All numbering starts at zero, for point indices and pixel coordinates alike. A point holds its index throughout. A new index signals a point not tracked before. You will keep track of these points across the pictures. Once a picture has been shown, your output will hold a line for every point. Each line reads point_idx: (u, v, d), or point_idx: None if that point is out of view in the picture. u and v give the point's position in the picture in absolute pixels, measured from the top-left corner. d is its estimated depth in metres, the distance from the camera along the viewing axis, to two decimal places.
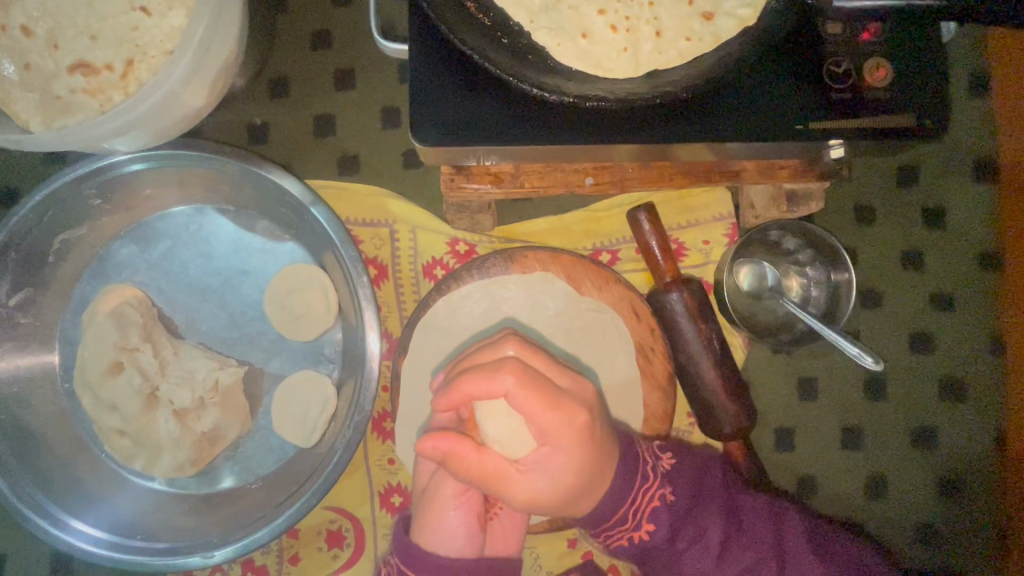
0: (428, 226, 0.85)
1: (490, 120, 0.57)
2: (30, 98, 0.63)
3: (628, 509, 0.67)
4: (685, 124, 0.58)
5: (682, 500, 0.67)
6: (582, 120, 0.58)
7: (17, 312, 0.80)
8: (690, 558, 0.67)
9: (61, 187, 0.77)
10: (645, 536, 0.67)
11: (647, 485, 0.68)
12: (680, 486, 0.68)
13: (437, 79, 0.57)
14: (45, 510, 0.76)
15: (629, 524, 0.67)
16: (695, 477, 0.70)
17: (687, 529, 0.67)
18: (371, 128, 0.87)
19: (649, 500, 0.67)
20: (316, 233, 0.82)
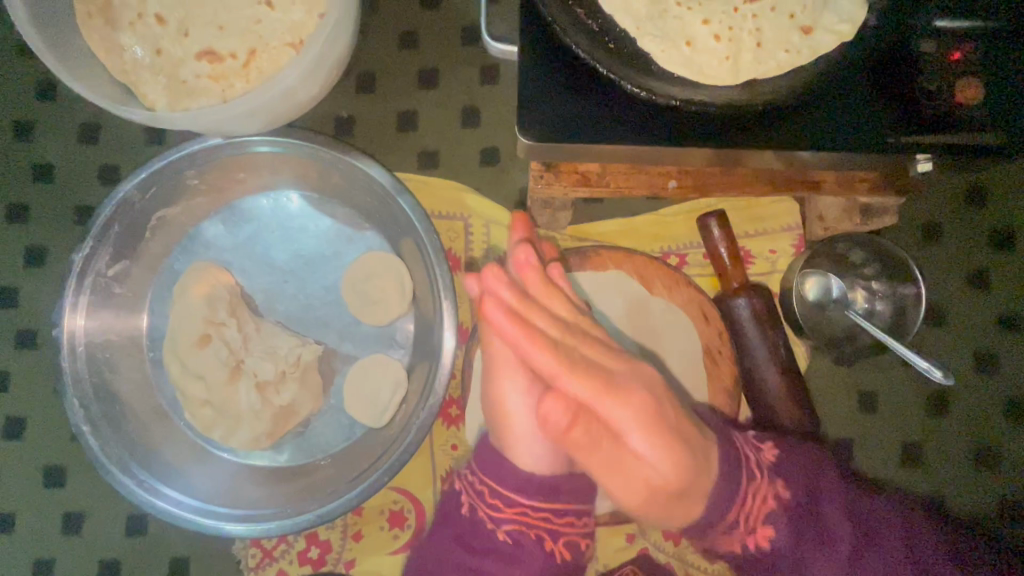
0: (502, 221, 0.89)
1: (593, 119, 0.60)
2: (159, 80, 0.68)
3: (735, 513, 0.66)
4: (780, 132, 0.61)
5: (795, 495, 0.67)
6: (679, 123, 0.61)
7: (113, 283, 0.85)
8: (813, 565, 0.65)
9: (165, 166, 0.82)
10: (763, 541, 0.66)
11: (756, 497, 0.66)
12: (794, 482, 0.67)
13: (544, 79, 0.61)
14: (131, 470, 0.80)
15: (738, 530, 0.67)
16: (807, 479, 0.68)
17: (807, 530, 0.66)
18: (452, 125, 0.91)
19: (761, 504, 0.66)
20: (399, 220, 0.86)
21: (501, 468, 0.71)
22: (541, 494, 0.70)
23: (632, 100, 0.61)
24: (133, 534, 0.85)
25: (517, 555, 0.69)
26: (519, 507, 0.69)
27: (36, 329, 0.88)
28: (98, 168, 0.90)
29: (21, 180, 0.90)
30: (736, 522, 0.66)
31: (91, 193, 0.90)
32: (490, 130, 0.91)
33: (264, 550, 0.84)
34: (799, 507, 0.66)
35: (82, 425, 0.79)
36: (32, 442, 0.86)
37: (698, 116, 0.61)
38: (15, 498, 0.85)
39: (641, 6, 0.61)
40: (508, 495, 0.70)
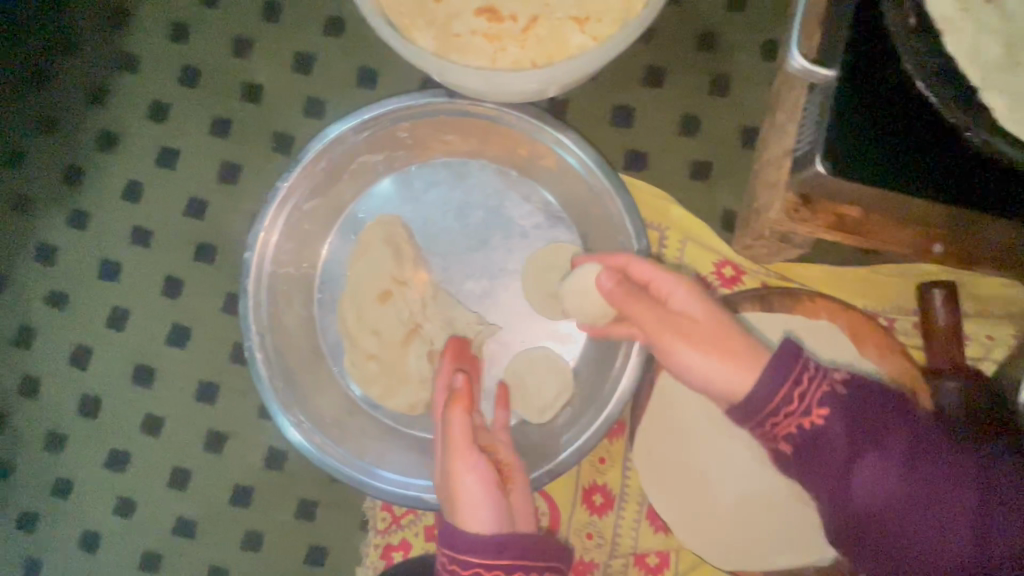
0: (701, 240, 0.84)
1: (897, 158, 0.56)
2: (431, 29, 0.65)
3: (842, 429, 0.54)
4: None
5: (832, 428, 0.54)
6: (980, 182, 0.56)
7: (304, 218, 0.84)
8: (860, 468, 0.54)
9: (386, 113, 0.80)
10: (816, 423, 0.55)
11: (815, 393, 0.55)
12: (838, 412, 0.55)
13: (858, 102, 0.56)
14: (290, 408, 0.79)
15: (797, 407, 0.55)
16: (860, 414, 0.55)
17: (862, 438, 0.54)
18: (668, 129, 0.86)
19: (819, 388, 0.55)
20: (600, 216, 0.83)
21: (456, 540, 0.66)
22: (503, 552, 0.64)
23: (935, 148, 0.56)
24: (271, 467, 0.85)
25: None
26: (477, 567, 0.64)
27: (216, 246, 0.88)
28: (303, 99, 0.89)
29: (229, 96, 0.89)
30: (793, 398, 0.55)
31: (292, 123, 0.89)
32: (705, 144, 0.86)
33: (393, 515, 0.83)
34: (855, 437, 0.54)
35: (255, 351, 0.79)
36: (194, 355, 0.87)
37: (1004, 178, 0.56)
38: (167, 405, 0.86)
39: (994, 55, 0.53)
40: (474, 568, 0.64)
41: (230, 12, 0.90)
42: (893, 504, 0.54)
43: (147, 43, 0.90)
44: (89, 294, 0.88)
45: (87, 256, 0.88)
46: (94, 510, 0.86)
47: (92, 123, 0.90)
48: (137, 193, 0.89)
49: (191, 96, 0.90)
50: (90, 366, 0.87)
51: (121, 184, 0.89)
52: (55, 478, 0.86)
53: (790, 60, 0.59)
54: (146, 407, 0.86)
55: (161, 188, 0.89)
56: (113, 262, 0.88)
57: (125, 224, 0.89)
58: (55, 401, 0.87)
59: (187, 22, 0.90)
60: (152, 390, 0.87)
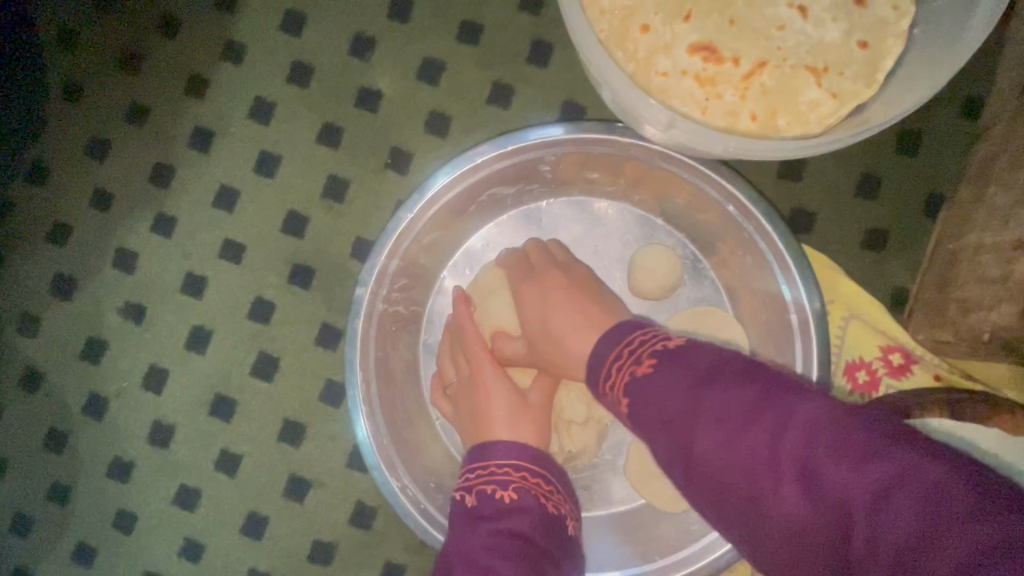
0: (872, 320, 0.73)
1: None
2: (633, 62, 0.53)
3: (736, 440, 0.47)
4: None
5: (745, 441, 0.47)
6: None
7: (423, 251, 0.74)
8: (763, 487, 0.45)
9: (533, 145, 0.69)
10: (722, 438, 0.48)
11: (796, 430, 0.45)
12: (749, 422, 0.47)
13: None
14: (394, 469, 0.70)
15: (774, 473, 0.45)
16: (742, 410, 0.48)
17: (735, 442, 0.47)
18: (842, 187, 0.75)
19: (714, 402, 0.49)
20: (758, 282, 0.73)
21: (486, 449, 0.64)
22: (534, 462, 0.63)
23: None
24: (357, 524, 0.76)
25: (519, 512, 0.58)
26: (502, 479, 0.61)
27: (314, 269, 0.78)
28: (427, 112, 0.78)
29: (343, 101, 0.79)
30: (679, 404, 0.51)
31: (412, 138, 0.78)
32: (883, 208, 0.75)
33: None
34: (722, 419, 0.48)
35: (360, 404, 0.69)
36: (280, 389, 0.77)
37: None
38: (246, 442, 0.77)
39: None
40: (507, 467, 0.62)
41: (353, 4, 0.79)
42: (815, 538, 0.43)
43: (255, 30, 0.80)
44: (169, 308, 0.79)
45: (170, 266, 0.79)
46: (158, 549, 0.77)
47: (187, 117, 0.80)
48: (230, 199, 0.79)
49: (299, 96, 0.79)
50: (165, 390, 0.78)
51: (213, 188, 0.79)
52: (119, 509, 0.78)
53: None
54: (223, 442, 0.78)
55: (257, 196, 0.79)
56: (198, 276, 0.79)
57: (214, 234, 0.79)
58: (123, 424, 0.78)
59: (302, 11, 0.79)
60: (231, 423, 0.78)
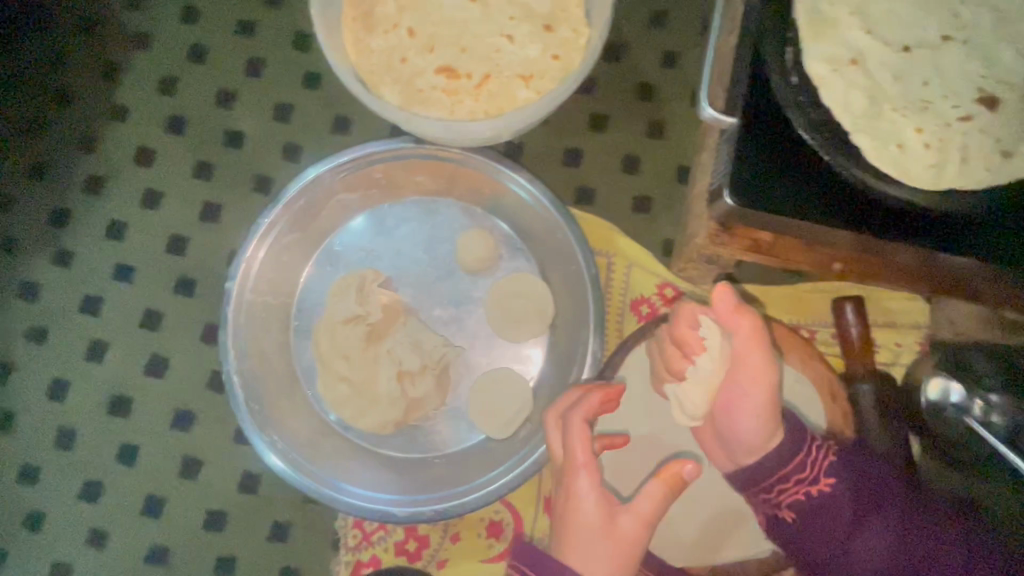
0: (645, 265, 0.94)
1: (792, 189, 0.66)
2: (398, 84, 0.74)
3: (808, 473, 0.68)
4: (957, 249, 0.65)
5: (836, 492, 0.68)
6: (865, 210, 0.66)
7: (284, 250, 0.91)
8: (867, 527, 0.67)
9: (359, 157, 0.89)
10: (823, 489, 0.68)
11: (819, 453, 0.69)
12: (839, 480, 0.68)
13: (755, 144, 0.67)
14: (266, 430, 0.85)
15: (806, 478, 0.68)
16: (863, 479, 0.69)
17: (864, 499, 0.68)
18: (612, 168, 0.97)
19: (826, 458, 0.69)
20: (552, 247, 0.92)
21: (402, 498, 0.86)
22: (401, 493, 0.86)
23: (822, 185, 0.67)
24: (245, 491, 0.88)
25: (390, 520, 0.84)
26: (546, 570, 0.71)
27: (196, 279, 0.93)
28: (283, 144, 0.97)
29: (214, 143, 0.97)
30: (801, 467, 0.68)
31: (272, 165, 0.97)
32: (646, 180, 0.97)
33: (364, 532, 0.87)
34: (782, 456, 0.69)
35: (233, 377, 0.84)
36: (170, 383, 0.91)
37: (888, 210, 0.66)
38: (144, 434, 0.89)
39: (860, 106, 0.65)
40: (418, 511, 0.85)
41: (216, 67, 0.99)
42: (883, 564, 0.66)
43: (136, 95, 0.98)
44: (70, 328, 0.92)
45: (69, 292, 0.93)
46: (67, 541, 0.87)
47: (80, 168, 0.96)
48: (121, 231, 0.95)
49: (177, 142, 0.97)
50: (67, 398, 0.90)
51: (106, 224, 0.95)
52: (27, 510, 0.87)
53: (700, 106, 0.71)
54: (122, 437, 0.89)
55: (144, 227, 0.95)
56: (95, 298, 0.93)
57: (108, 261, 0.94)
58: (30, 434, 0.89)
59: (175, 77, 0.98)
60: (129, 419, 0.90)
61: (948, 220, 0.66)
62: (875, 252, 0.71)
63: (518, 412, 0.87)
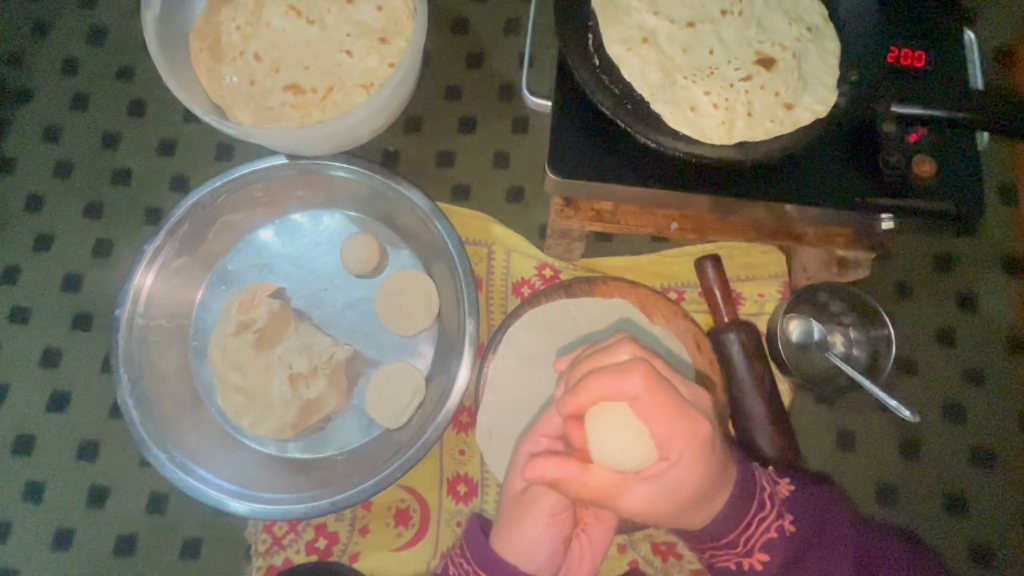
0: (522, 249, 1.00)
1: (605, 159, 0.72)
2: (249, 104, 0.80)
3: (738, 534, 0.70)
4: (759, 192, 0.72)
5: (773, 561, 0.70)
6: (674, 169, 0.72)
7: (175, 274, 0.95)
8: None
9: (237, 179, 0.94)
10: (758, 562, 0.70)
11: (758, 524, 0.70)
12: (777, 552, 0.69)
13: (570, 123, 0.73)
14: (165, 446, 0.87)
15: (740, 550, 0.70)
16: (810, 539, 0.70)
17: (809, 562, 0.69)
18: (484, 164, 1.04)
19: (765, 531, 0.70)
20: (432, 242, 0.98)
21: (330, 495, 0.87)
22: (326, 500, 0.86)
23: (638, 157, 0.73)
24: (153, 513, 0.90)
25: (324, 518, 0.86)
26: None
27: (93, 312, 0.97)
28: (169, 176, 1.02)
29: (102, 183, 1.02)
30: (737, 542, 0.70)
31: (161, 197, 1.02)
32: (516, 172, 1.04)
33: (274, 537, 0.89)
34: (726, 520, 0.69)
35: (127, 399, 0.87)
36: (72, 416, 0.93)
37: (694, 166, 0.73)
38: (47, 470, 0.91)
39: (655, 78, 0.74)
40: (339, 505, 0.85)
41: (99, 112, 1.04)
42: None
43: (23, 146, 1.02)
44: None
45: None
46: None
47: None
48: (14, 276, 0.98)
49: (66, 186, 1.01)
50: None
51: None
52: None
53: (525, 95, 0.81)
54: (25, 476, 0.90)
55: (38, 270, 0.98)
56: None
57: (3, 306, 0.96)
58: None
59: (59, 125, 1.03)
60: (32, 457, 0.91)
61: (749, 170, 0.73)
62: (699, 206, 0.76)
63: (411, 399, 0.91)
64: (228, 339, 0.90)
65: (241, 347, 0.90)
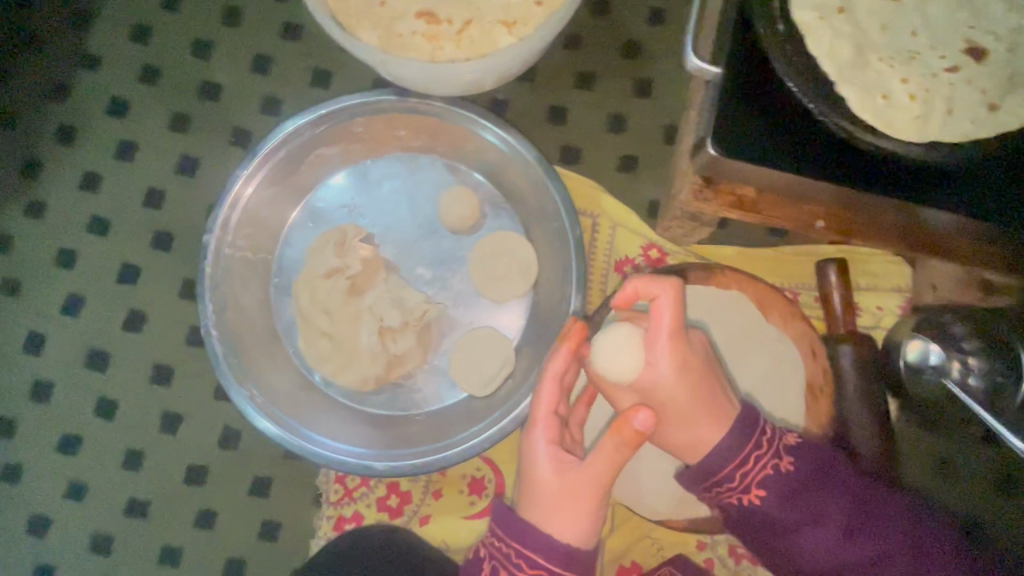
0: (630, 225, 0.93)
1: (767, 137, 0.67)
2: (375, 28, 0.72)
3: (735, 468, 0.68)
4: (921, 197, 0.66)
5: (769, 497, 0.68)
6: (836, 158, 0.67)
7: (263, 205, 0.89)
8: (812, 531, 0.68)
9: (341, 109, 0.87)
10: (754, 499, 0.68)
11: (761, 458, 0.68)
12: (772, 488, 0.68)
13: (737, 90, 0.66)
14: (245, 382, 0.84)
15: (738, 486, 0.68)
16: (810, 481, 0.69)
17: (807, 502, 0.68)
18: (598, 126, 0.95)
19: (762, 468, 0.68)
20: (536, 206, 0.91)
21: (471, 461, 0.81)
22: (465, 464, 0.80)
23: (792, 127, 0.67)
24: (226, 446, 0.88)
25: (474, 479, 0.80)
26: (541, 569, 0.64)
27: (173, 233, 0.92)
28: (260, 97, 0.95)
29: (189, 94, 0.94)
30: (732, 475, 0.68)
31: (250, 119, 0.94)
32: (632, 141, 0.95)
33: (346, 487, 0.87)
34: (725, 454, 0.67)
35: (211, 330, 0.84)
36: (147, 338, 0.89)
37: (858, 158, 0.67)
38: (121, 388, 0.89)
39: (846, 55, 0.64)
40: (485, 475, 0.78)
41: (191, 16, 0.95)
42: (824, 560, 0.68)
43: (108, 42, 0.95)
44: (44, 281, 0.90)
45: (42, 245, 0.91)
46: (43, 493, 0.86)
47: (51, 117, 0.93)
48: (94, 183, 0.92)
49: (151, 93, 0.94)
50: (42, 352, 0.89)
51: (78, 175, 0.92)
52: (4, 463, 0.87)
53: (688, 56, 0.70)
54: (99, 391, 0.88)
55: (119, 179, 0.92)
56: (69, 251, 0.91)
57: (81, 214, 0.92)
58: (6, 385, 0.88)
59: (148, 25, 0.95)
60: (107, 373, 0.89)
61: (920, 170, 0.66)
62: (851, 203, 0.71)
63: (500, 368, 0.86)
64: (319, 281, 0.86)
65: (333, 291, 0.85)
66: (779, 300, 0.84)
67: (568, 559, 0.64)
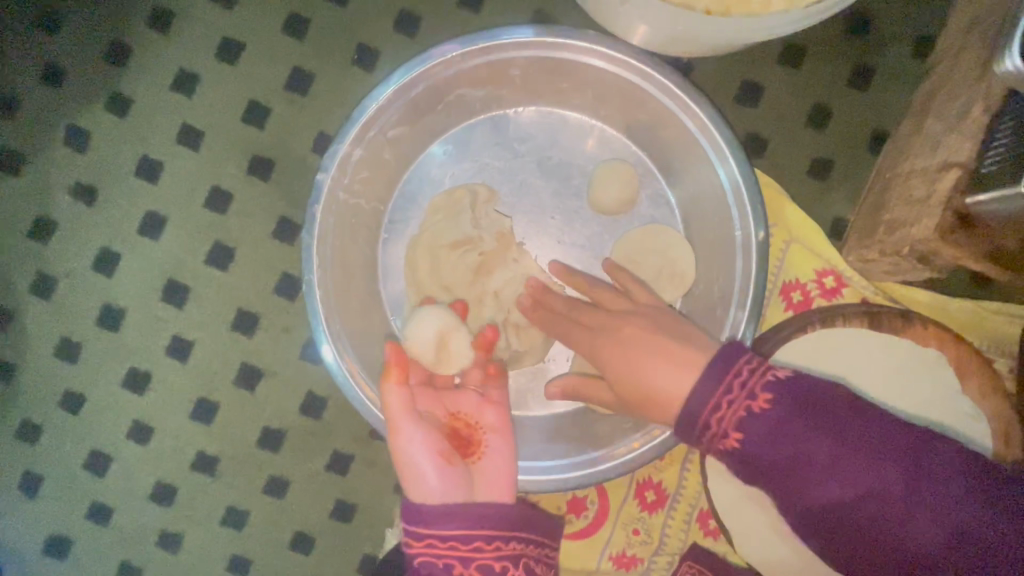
0: (810, 244, 0.77)
1: None
2: None
3: (711, 410, 0.53)
4: None
5: (755, 430, 0.52)
6: None
7: (387, 146, 0.73)
8: (832, 478, 0.51)
9: (506, 43, 0.68)
10: (739, 439, 0.53)
11: (738, 384, 0.53)
12: (755, 425, 0.52)
13: None
14: (341, 349, 0.70)
15: (716, 427, 0.53)
16: (801, 402, 0.52)
17: (790, 438, 0.52)
18: (795, 116, 0.78)
19: (735, 410, 0.53)
20: (705, 199, 0.74)
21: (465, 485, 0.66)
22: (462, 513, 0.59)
23: None
24: (307, 414, 0.78)
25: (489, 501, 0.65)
26: (450, 540, 0.58)
27: (274, 160, 0.78)
28: (396, 10, 0.77)
29: None
30: (708, 409, 0.53)
31: (380, 35, 0.77)
32: (832, 140, 0.78)
33: None
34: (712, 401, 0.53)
35: (313, 283, 0.69)
36: (234, 279, 0.78)
37: None
38: (199, 329, 0.78)
39: None
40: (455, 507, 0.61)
41: None
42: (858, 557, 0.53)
43: None
44: (123, 192, 0.78)
45: (125, 149, 0.78)
46: (104, 430, 0.78)
47: None
48: (189, 84, 0.78)
49: None
50: (115, 273, 0.78)
51: (172, 71, 0.77)
52: (66, 389, 0.78)
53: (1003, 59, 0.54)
54: (174, 329, 0.78)
55: (219, 83, 0.78)
56: (154, 161, 0.78)
57: (172, 119, 0.78)
58: (73, 303, 0.78)
59: None
60: (185, 310, 0.78)
61: None
62: None
63: None
64: (444, 249, 0.74)
65: (461, 265, 0.73)
66: (982, 369, 0.71)
67: (466, 518, 0.58)
